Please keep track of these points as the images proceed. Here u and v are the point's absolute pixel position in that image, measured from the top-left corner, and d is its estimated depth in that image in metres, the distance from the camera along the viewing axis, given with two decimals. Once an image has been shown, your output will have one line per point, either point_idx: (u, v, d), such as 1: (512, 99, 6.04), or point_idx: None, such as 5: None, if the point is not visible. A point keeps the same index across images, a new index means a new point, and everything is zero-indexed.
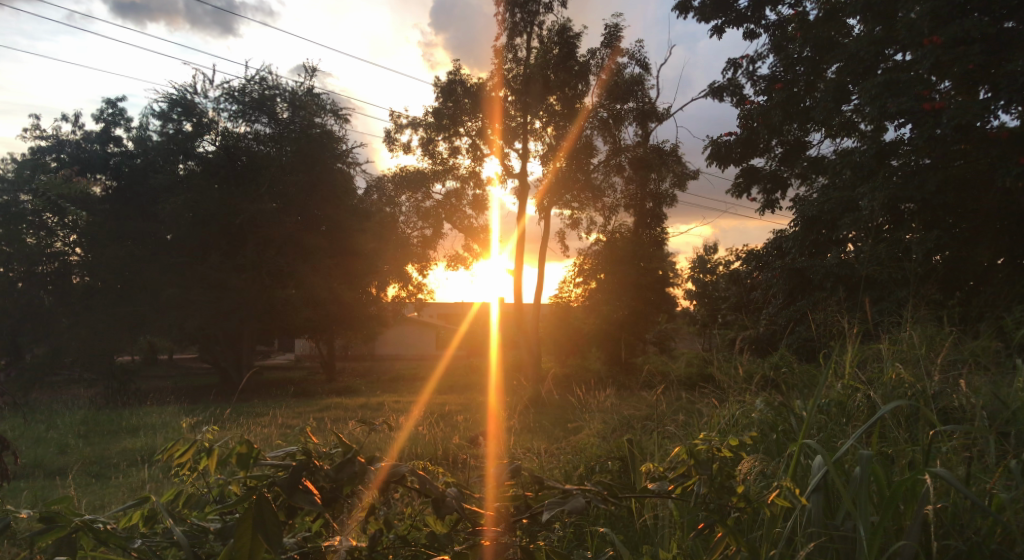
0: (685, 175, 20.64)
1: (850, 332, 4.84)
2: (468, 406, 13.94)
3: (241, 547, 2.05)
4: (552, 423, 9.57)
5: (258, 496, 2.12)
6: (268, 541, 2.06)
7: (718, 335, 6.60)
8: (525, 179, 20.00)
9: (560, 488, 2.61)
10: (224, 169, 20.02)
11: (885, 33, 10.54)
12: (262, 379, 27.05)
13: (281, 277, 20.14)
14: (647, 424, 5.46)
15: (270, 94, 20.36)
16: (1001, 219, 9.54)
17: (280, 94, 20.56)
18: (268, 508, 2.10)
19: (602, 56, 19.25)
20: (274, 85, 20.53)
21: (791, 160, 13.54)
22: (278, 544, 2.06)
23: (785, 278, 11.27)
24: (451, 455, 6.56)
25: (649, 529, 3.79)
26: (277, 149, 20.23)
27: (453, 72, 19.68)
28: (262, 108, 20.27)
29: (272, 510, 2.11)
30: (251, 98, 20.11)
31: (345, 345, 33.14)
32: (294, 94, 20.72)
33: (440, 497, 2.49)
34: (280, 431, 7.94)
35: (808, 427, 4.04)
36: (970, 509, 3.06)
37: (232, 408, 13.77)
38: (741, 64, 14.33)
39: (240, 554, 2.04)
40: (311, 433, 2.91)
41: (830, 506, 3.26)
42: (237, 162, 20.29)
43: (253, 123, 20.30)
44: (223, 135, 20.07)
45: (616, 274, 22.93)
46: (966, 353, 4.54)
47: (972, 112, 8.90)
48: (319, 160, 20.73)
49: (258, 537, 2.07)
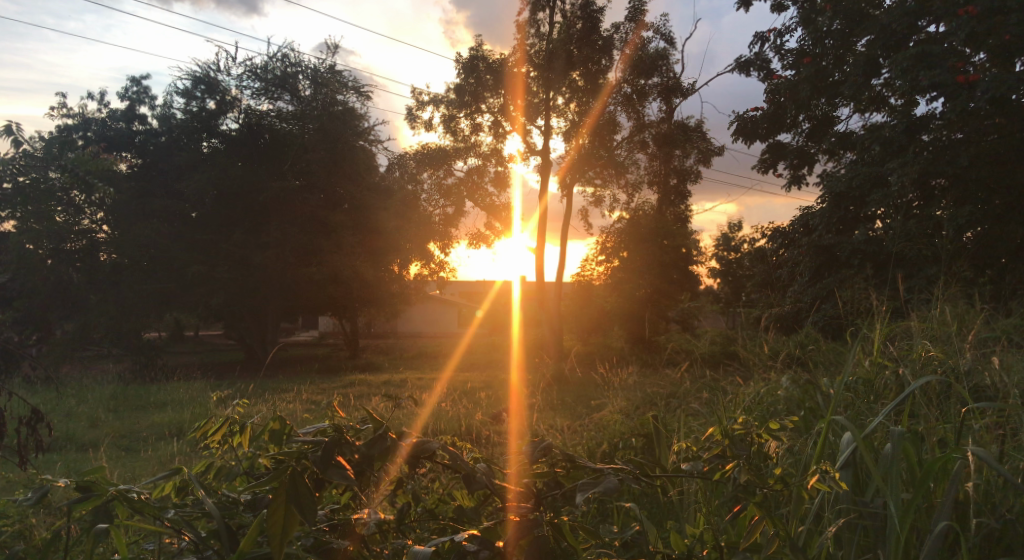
0: (709, 152, 20.43)
1: (879, 309, 4.79)
2: (491, 382, 13.99)
3: (275, 521, 2.11)
4: (574, 398, 9.57)
5: (291, 472, 2.17)
6: (301, 516, 2.12)
7: (745, 312, 6.49)
8: (547, 155, 19.92)
9: (593, 467, 2.63)
10: (247, 148, 20.32)
11: (918, 4, 10.32)
12: (285, 355, 27.32)
13: (305, 256, 20.39)
14: (670, 401, 5.43)
15: (292, 72, 20.55)
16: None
17: (303, 72, 20.69)
18: (301, 482, 2.16)
19: (626, 31, 19.02)
20: (297, 63, 20.67)
21: (818, 135, 13.26)
22: (312, 519, 2.11)
23: (810, 256, 11.16)
24: (474, 430, 6.59)
25: (674, 507, 3.81)
26: (300, 127, 20.34)
27: (475, 48, 19.38)
28: (284, 85, 20.40)
29: (304, 485, 2.16)
30: (274, 76, 20.28)
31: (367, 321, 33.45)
32: (317, 71, 20.80)
33: (471, 473, 2.53)
34: (305, 407, 7.96)
35: (836, 405, 4.06)
36: (1003, 486, 3.10)
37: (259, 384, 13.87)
38: (768, 38, 14.04)
39: (277, 529, 2.09)
40: (339, 408, 3.00)
41: (862, 484, 3.29)
42: (261, 140, 20.47)
43: (276, 100, 20.40)
44: (246, 113, 20.16)
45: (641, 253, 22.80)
46: (999, 331, 4.51)
47: (1008, 84, 8.69)
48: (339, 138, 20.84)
49: (291, 512, 2.13)
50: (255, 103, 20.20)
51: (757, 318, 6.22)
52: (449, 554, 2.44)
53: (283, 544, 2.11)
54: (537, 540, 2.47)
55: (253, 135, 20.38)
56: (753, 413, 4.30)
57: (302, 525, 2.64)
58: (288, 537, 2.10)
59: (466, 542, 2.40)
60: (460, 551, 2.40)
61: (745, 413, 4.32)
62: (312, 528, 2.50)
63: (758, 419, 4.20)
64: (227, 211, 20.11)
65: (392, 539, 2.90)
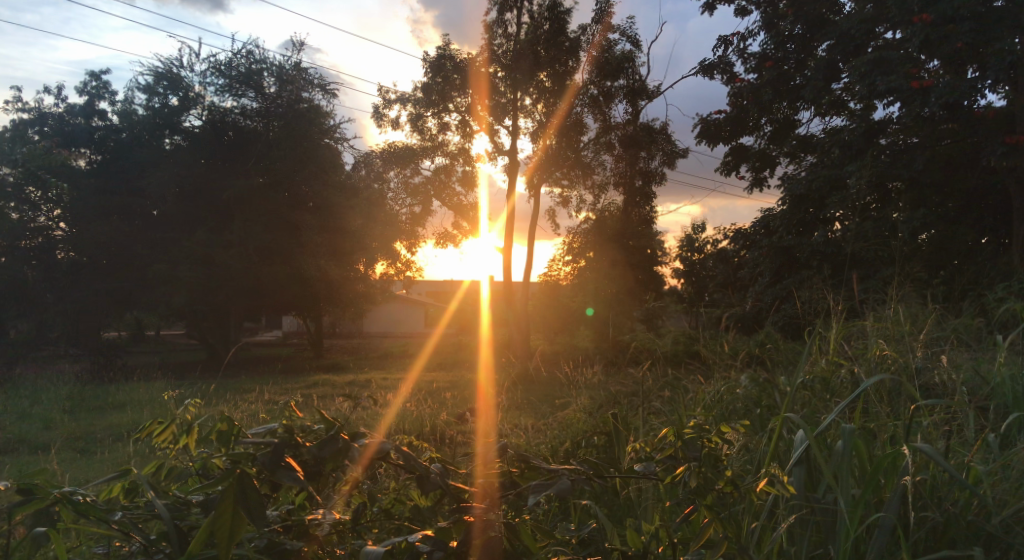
0: (674, 154, 20.39)
1: (834, 309, 4.89)
2: (457, 382, 13.94)
3: (223, 522, 2.10)
4: (540, 398, 9.58)
5: (239, 474, 2.16)
6: (249, 519, 2.11)
7: (708, 312, 6.55)
8: (515, 156, 19.93)
9: (547, 468, 2.66)
10: (211, 144, 20.03)
11: (876, 11, 10.49)
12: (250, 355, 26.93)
13: (268, 254, 19.86)
14: (633, 399, 5.45)
15: (257, 68, 20.27)
16: (981, 201, 10.08)
17: (267, 69, 20.43)
18: (249, 483, 2.17)
19: (592, 32, 19.18)
20: (262, 60, 20.41)
21: (780, 138, 13.41)
22: (261, 522, 2.10)
23: (771, 257, 11.36)
24: (438, 431, 6.57)
25: (632, 503, 3.85)
26: (264, 124, 20.40)
27: (442, 46, 19.36)
28: (248, 82, 20.14)
29: (253, 487, 2.16)
30: (238, 72, 20.04)
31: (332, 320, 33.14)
32: (282, 68, 20.60)
33: (425, 474, 2.57)
34: (264, 407, 7.88)
35: (792, 403, 4.15)
36: (948, 482, 3.18)
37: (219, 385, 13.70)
38: (732, 41, 14.19)
39: (225, 533, 2.09)
40: (296, 410, 3.04)
41: (813, 480, 3.36)
42: (224, 137, 20.26)
43: (240, 97, 20.18)
44: (209, 109, 20.02)
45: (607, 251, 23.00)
46: (949, 330, 4.66)
47: (960, 91, 8.89)
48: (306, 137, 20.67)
49: (238, 514, 2.12)
50: (218, 100, 19.98)
51: (720, 318, 6.28)
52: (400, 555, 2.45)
53: (231, 546, 2.10)
54: (493, 540, 2.49)
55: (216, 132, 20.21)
56: (711, 412, 4.36)
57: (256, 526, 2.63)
58: (236, 539, 2.09)
59: (420, 543, 2.43)
60: (414, 552, 2.44)
61: (704, 411, 4.39)
62: (266, 529, 2.49)
63: (716, 418, 4.25)
64: (189, 209, 19.76)
65: (350, 541, 2.89)
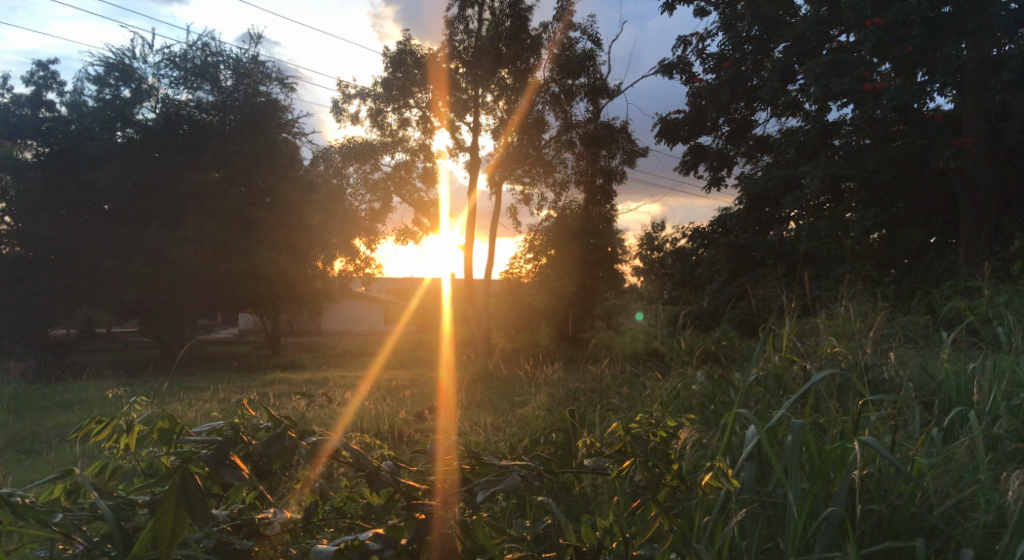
0: (634, 152, 20.63)
1: (788, 307, 4.98)
2: (416, 380, 13.87)
3: (165, 522, 2.05)
4: (499, 396, 9.57)
5: (182, 473, 2.10)
6: (192, 520, 2.05)
7: (665, 310, 6.62)
8: (476, 153, 19.91)
9: (498, 465, 2.65)
10: (164, 137, 19.44)
11: (830, 14, 10.69)
12: (205, 353, 26.41)
13: (224, 251, 19.63)
14: (591, 395, 5.47)
15: (213, 61, 20.20)
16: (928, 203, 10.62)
17: (223, 62, 20.35)
18: (192, 481, 2.10)
19: (553, 30, 19.32)
20: (217, 52, 20.34)
21: (737, 139, 13.49)
22: (204, 523, 2.04)
23: (727, 256, 11.50)
24: (396, 429, 6.52)
25: (586, 498, 3.87)
26: (221, 118, 20.17)
27: (402, 42, 19.29)
28: (204, 75, 20.01)
29: (196, 486, 2.10)
30: (193, 65, 19.93)
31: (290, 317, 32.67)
32: (238, 61, 20.52)
33: (375, 472, 2.54)
34: (215, 405, 7.74)
35: (746, 399, 4.21)
36: (893, 475, 3.25)
37: (170, 383, 13.44)
38: (691, 42, 14.31)
39: (167, 533, 2.03)
40: (247, 406, 2.98)
41: (764, 475, 3.40)
42: (178, 131, 19.78)
43: (195, 90, 20.01)
44: (163, 102, 19.79)
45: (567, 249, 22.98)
46: (897, 327, 4.79)
47: (910, 94, 9.12)
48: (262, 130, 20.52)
49: (181, 514, 2.06)
50: (172, 92, 19.82)
51: (679, 315, 6.32)
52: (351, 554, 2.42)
53: (174, 547, 2.04)
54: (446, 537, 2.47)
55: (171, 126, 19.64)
56: (668, 408, 4.41)
57: (204, 526, 2.57)
58: (179, 540, 2.03)
59: (371, 541, 2.42)
60: (365, 551, 2.42)
61: (661, 407, 4.42)
62: (214, 528, 2.44)
63: (672, 413, 4.30)
64: (143, 204, 19.29)
65: (303, 541, 2.84)
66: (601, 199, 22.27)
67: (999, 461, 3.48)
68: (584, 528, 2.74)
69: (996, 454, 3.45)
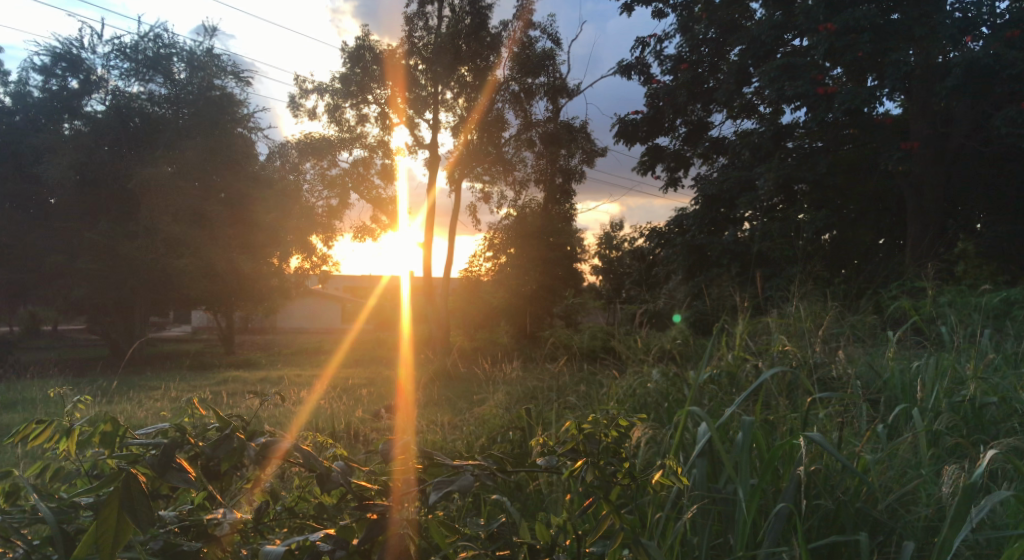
0: (593, 152, 20.83)
1: (741, 306, 5.06)
2: (373, 378, 13.77)
3: (107, 527, 1.97)
4: (457, 395, 9.55)
5: (125, 476, 2.03)
6: (135, 525, 1.98)
7: (622, 309, 6.67)
8: (435, 150, 19.84)
9: (451, 464, 2.61)
10: (114, 131, 18.94)
11: (784, 18, 10.88)
12: (157, 351, 25.82)
13: (177, 247, 18.79)
14: (549, 394, 5.50)
15: (166, 53, 19.82)
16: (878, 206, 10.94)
17: (177, 54, 19.97)
18: (136, 484, 2.03)
19: (513, 28, 19.33)
20: (171, 44, 19.92)
21: (694, 140, 13.66)
22: (148, 528, 1.97)
23: (683, 255, 11.60)
24: (352, 428, 6.46)
25: (540, 496, 3.88)
26: (174, 112, 19.75)
27: (361, 37, 19.18)
28: (156, 67, 19.65)
29: (140, 489, 2.03)
30: (144, 57, 19.55)
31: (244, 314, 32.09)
32: (193, 54, 20.13)
33: (326, 473, 2.49)
34: (163, 404, 7.57)
35: (699, 397, 4.26)
36: (840, 470, 3.31)
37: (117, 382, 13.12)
38: (649, 43, 14.46)
39: (108, 538, 1.96)
40: (194, 406, 2.92)
41: (714, 472, 3.44)
42: (129, 123, 19.34)
43: (147, 82, 19.63)
44: (114, 94, 19.28)
45: (526, 249, 23.13)
46: (846, 326, 4.90)
47: (860, 98, 9.33)
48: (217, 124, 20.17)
49: (124, 517, 1.98)
50: (123, 84, 19.39)
51: (638, 314, 6.36)
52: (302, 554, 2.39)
53: (117, 553, 1.97)
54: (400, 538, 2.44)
55: (121, 118, 19.23)
56: (625, 406, 4.44)
57: (150, 528, 2.50)
58: (122, 544, 1.97)
59: (321, 542, 2.38)
60: (316, 552, 2.38)
61: (616, 405, 4.47)
62: (159, 530, 2.37)
63: (627, 411, 4.34)
64: (92, 197, 18.74)
65: (253, 542, 2.78)
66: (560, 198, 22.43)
67: (940, 456, 3.58)
68: (538, 526, 2.73)
69: (937, 449, 3.55)
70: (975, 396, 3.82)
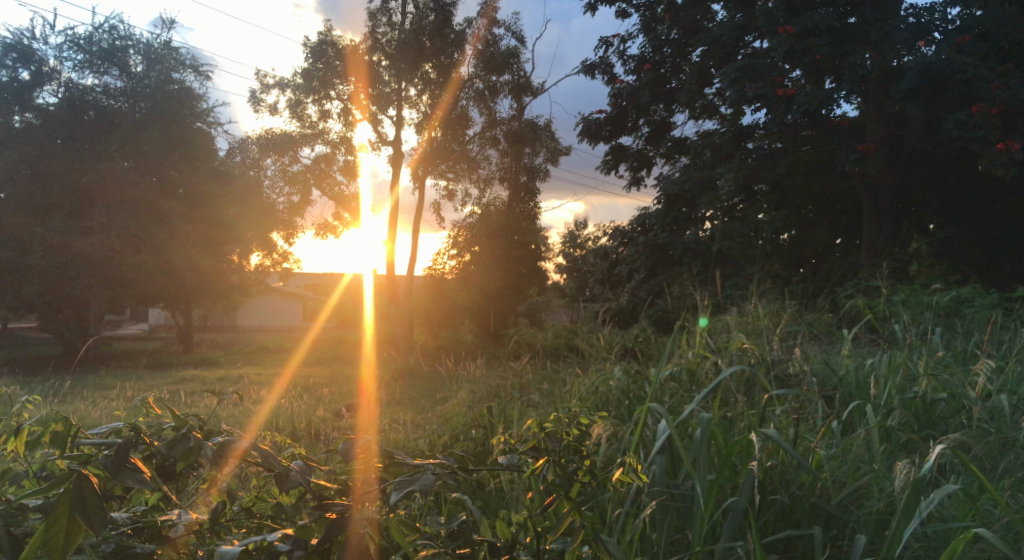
0: (558, 151, 20.94)
1: (702, 304, 5.13)
2: (335, 377, 13.64)
3: (57, 532, 1.91)
4: (419, 394, 9.51)
5: (76, 476, 1.97)
6: (86, 526, 1.91)
7: (585, 307, 6.70)
8: (399, 147, 19.71)
9: (413, 463, 2.58)
10: (67, 124, 18.51)
11: (745, 20, 11.03)
12: (112, 350, 25.25)
13: (133, 243, 18.70)
14: (512, 391, 5.51)
15: (121, 45, 19.40)
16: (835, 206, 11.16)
17: (133, 47, 19.60)
18: (88, 484, 1.96)
19: (477, 25, 19.30)
20: (127, 36, 19.51)
21: (656, 140, 13.70)
22: (101, 529, 1.91)
23: (645, 254, 11.67)
24: (313, 427, 6.40)
25: (502, 494, 3.87)
26: (130, 105, 19.27)
27: (323, 32, 18.99)
28: (112, 59, 19.18)
29: (92, 489, 1.96)
30: (99, 49, 19.09)
31: (203, 312, 31.52)
32: (149, 47, 19.80)
33: (284, 473, 2.44)
34: (116, 404, 7.40)
35: (659, 394, 4.29)
36: (795, 466, 3.36)
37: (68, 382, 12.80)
38: (612, 43, 14.51)
39: (59, 540, 1.90)
40: (151, 405, 2.86)
41: (674, 468, 3.47)
42: (84, 116, 18.80)
43: (102, 75, 19.10)
44: (67, 86, 18.83)
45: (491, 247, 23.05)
46: (803, 324, 4.98)
47: (818, 101, 9.50)
48: (176, 119, 19.78)
49: (74, 519, 1.92)
50: (77, 77, 18.86)
51: (600, 312, 6.40)
52: (259, 554, 2.35)
53: (67, 555, 1.91)
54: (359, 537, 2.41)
55: (75, 111, 18.69)
56: (587, 403, 4.46)
57: (102, 530, 2.44)
58: (73, 546, 1.91)
59: (279, 542, 2.34)
60: (273, 553, 2.34)
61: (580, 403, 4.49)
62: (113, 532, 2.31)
63: (590, 408, 4.37)
64: (44, 192, 18.22)
65: (209, 543, 2.73)
66: (524, 196, 22.47)
67: (892, 451, 3.67)
68: (499, 523, 2.72)
69: (890, 445, 3.63)
70: (926, 393, 3.92)
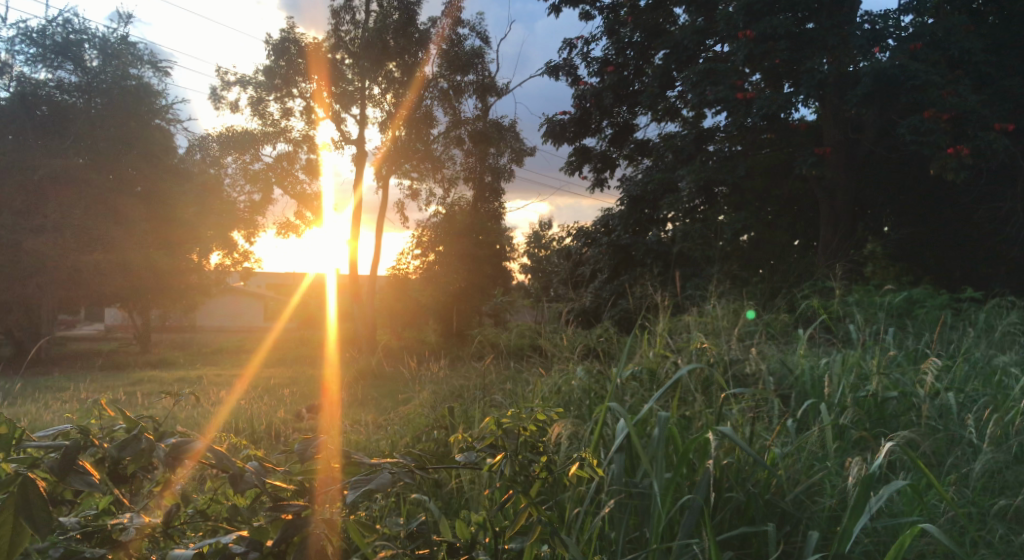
0: (522, 151, 21.01)
1: (663, 304, 5.18)
2: (297, 379, 13.50)
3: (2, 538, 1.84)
4: (382, 395, 9.45)
5: (21, 479, 1.90)
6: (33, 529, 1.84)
7: (548, 307, 6.74)
8: (363, 145, 19.56)
9: (369, 463, 2.57)
10: (19, 119, 18.10)
11: (706, 25, 11.21)
12: (67, 351, 24.62)
13: (88, 241, 18.30)
14: (474, 391, 5.50)
15: (76, 39, 18.96)
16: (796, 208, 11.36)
17: (88, 41, 19.19)
18: (35, 487, 1.89)
19: (441, 24, 19.24)
20: (81, 31, 19.09)
21: (620, 141, 13.81)
22: (48, 531, 1.84)
23: (609, 255, 11.74)
24: (273, 430, 6.33)
25: (462, 494, 3.86)
26: (85, 101, 18.83)
27: (285, 29, 18.78)
28: (66, 53, 18.77)
29: (39, 491, 1.89)
30: (53, 43, 18.64)
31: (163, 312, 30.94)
32: (106, 42, 19.39)
33: (239, 474, 2.40)
34: (67, 407, 7.22)
35: (620, 393, 4.32)
36: (751, 463, 3.41)
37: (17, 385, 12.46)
38: (576, 45, 14.57)
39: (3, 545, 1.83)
40: (101, 406, 2.79)
41: (632, 466, 3.51)
42: (36, 111, 18.37)
43: (56, 69, 18.66)
44: (19, 80, 18.37)
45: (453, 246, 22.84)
46: (760, 324, 5.07)
47: (777, 104, 9.66)
48: (134, 115, 19.38)
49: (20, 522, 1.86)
50: (29, 70, 18.41)
51: (561, 312, 6.42)
52: (213, 557, 2.32)
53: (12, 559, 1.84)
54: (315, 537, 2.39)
55: (27, 106, 18.28)
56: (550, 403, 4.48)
57: (50, 535, 2.37)
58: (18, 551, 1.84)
59: (235, 545, 2.32)
60: (229, 555, 2.32)
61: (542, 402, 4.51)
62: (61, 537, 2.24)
63: (552, 407, 4.38)
64: None
65: (163, 545, 2.68)
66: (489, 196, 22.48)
67: (845, 449, 3.75)
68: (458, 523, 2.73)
69: (842, 442, 3.71)
70: (878, 391, 4.01)
